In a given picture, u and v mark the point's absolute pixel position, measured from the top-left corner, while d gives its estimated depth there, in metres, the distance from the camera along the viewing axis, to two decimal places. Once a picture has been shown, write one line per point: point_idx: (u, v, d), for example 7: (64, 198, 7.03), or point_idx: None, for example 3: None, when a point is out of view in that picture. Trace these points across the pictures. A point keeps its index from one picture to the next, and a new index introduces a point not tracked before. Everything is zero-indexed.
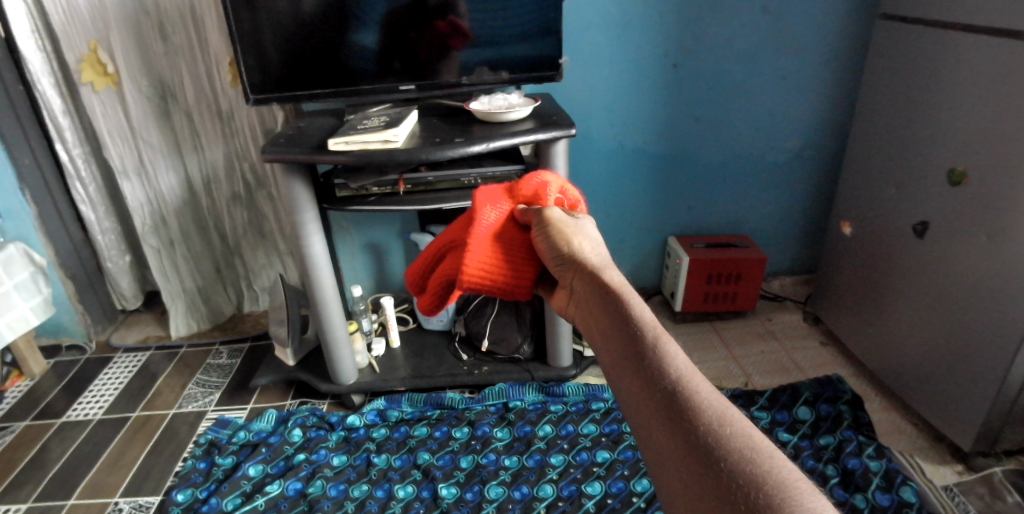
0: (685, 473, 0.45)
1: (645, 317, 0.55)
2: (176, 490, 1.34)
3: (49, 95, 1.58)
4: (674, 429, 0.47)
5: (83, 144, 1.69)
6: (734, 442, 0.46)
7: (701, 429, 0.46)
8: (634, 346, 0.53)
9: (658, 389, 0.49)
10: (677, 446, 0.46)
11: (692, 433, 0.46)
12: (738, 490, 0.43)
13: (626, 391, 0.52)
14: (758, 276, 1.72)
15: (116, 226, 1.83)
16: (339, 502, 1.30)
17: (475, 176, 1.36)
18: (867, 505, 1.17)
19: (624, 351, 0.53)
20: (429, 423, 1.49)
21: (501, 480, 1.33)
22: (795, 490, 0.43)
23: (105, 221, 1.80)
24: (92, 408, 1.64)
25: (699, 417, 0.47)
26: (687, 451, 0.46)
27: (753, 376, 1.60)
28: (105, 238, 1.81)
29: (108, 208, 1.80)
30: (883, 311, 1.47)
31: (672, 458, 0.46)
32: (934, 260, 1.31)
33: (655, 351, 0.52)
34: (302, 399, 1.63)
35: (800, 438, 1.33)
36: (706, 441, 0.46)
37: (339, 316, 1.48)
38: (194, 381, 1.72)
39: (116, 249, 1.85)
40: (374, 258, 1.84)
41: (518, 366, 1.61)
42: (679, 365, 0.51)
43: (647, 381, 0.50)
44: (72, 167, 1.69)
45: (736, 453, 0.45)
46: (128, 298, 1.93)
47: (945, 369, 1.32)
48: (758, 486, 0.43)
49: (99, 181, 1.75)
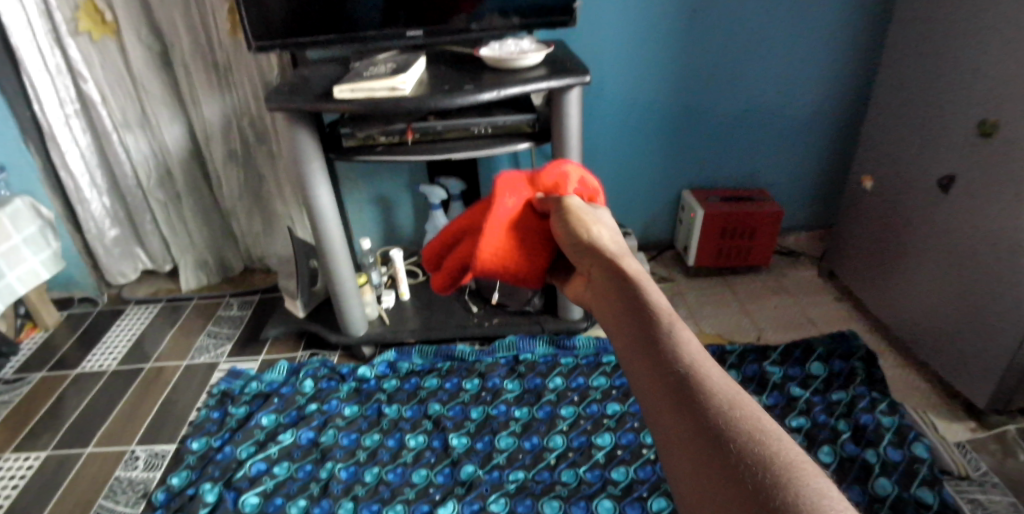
0: (691, 453, 0.44)
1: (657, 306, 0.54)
2: (190, 439, 1.37)
3: (26, 51, 1.51)
4: (683, 409, 0.46)
5: (71, 102, 1.61)
6: (739, 428, 0.44)
7: (706, 412, 0.46)
8: (645, 330, 0.52)
9: (668, 373, 0.49)
10: (685, 426, 0.45)
11: (702, 416, 0.45)
12: (745, 472, 0.42)
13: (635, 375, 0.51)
14: (774, 231, 1.69)
15: (110, 188, 1.76)
16: (351, 451, 1.33)
17: (484, 124, 1.32)
18: (877, 460, 1.16)
19: (634, 335, 0.53)
20: (439, 374, 1.50)
21: (510, 430, 1.34)
22: (801, 472, 0.42)
23: (103, 179, 1.74)
24: (106, 360, 1.66)
25: (709, 400, 0.46)
26: (694, 431, 0.45)
27: (765, 331, 1.59)
28: (95, 204, 1.75)
29: (103, 169, 1.73)
30: (903, 267, 1.44)
31: (678, 440, 0.46)
32: (957, 216, 1.28)
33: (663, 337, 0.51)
34: (314, 350, 1.64)
35: (812, 393, 1.31)
36: (716, 423, 0.45)
37: (348, 268, 1.47)
38: (205, 332, 1.74)
39: (114, 211, 1.79)
40: (382, 211, 1.82)
41: (528, 319, 1.60)
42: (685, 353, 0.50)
43: (658, 364, 0.49)
44: (68, 125, 1.63)
45: (743, 435, 0.44)
46: (116, 272, 1.88)
47: (963, 327, 1.30)
48: (765, 467, 0.42)
49: (91, 142, 1.68)
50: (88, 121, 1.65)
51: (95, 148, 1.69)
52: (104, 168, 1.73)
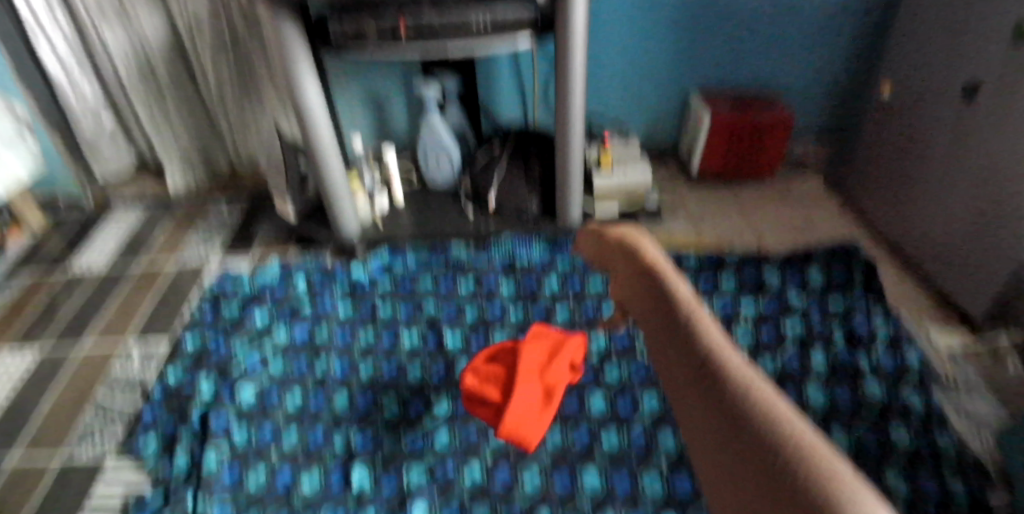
0: (711, 450, 0.36)
1: (677, 283, 0.44)
2: (186, 332, 1.39)
3: None
4: (698, 395, 0.38)
5: None
6: (778, 428, 0.33)
7: (738, 410, 0.35)
8: (664, 314, 0.43)
9: (677, 352, 0.40)
10: (701, 418, 0.37)
11: (716, 403, 0.36)
12: (785, 479, 0.31)
13: (663, 370, 0.42)
14: (785, 135, 1.63)
15: (90, 84, 1.65)
16: (345, 349, 1.34)
17: (482, 20, 1.21)
18: (870, 368, 1.18)
19: (656, 323, 0.43)
20: (434, 275, 1.49)
21: (506, 329, 1.36)
22: (831, 465, 0.30)
23: (81, 75, 1.63)
24: (97, 262, 1.64)
25: (723, 383, 0.37)
26: (708, 420, 0.36)
27: (766, 238, 1.57)
28: (76, 101, 1.66)
29: (81, 65, 1.61)
30: (917, 178, 1.40)
31: (700, 421, 0.37)
32: (977, 126, 1.23)
33: (685, 319, 0.41)
34: (305, 246, 1.61)
35: (810, 300, 1.31)
36: (731, 412, 0.35)
37: (340, 168, 1.42)
38: (195, 233, 1.70)
39: (96, 106, 1.69)
40: (374, 107, 1.73)
41: (524, 222, 1.58)
42: (713, 337, 0.39)
43: (668, 345, 0.41)
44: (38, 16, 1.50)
45: (760, 423, 0.34)
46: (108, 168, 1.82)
47: (967, 239, 1.29)
48: (784, 457, 0.32)
49: (67, 35, 1.55)
50: (62, 12, 1.52)
51: (71, 41, 1.57)
52: (83, 64, 1.62)
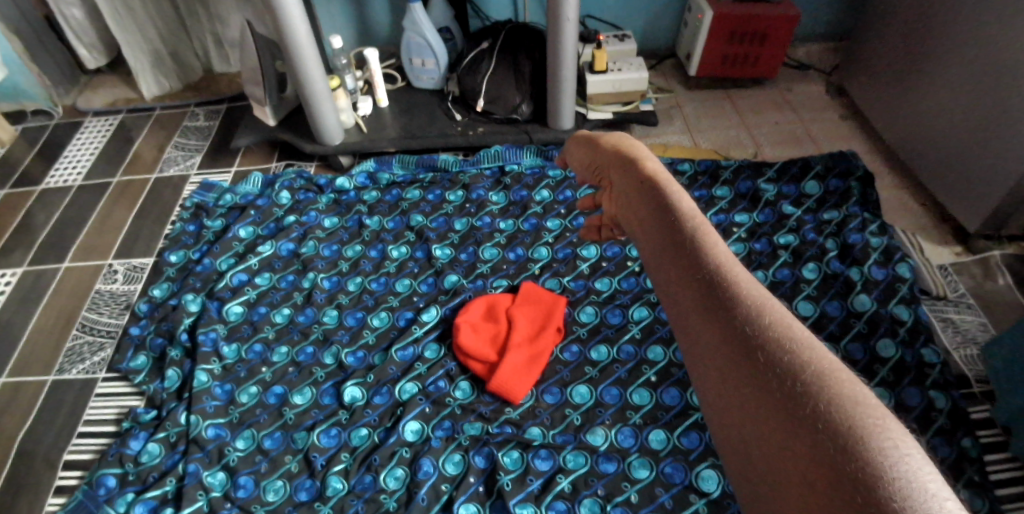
0: (731, 380, 0.41)
1: (704, 229, 0.48)
2: (167, 252, 1.34)
3: None
4: (717, 324, 0.43)
5: None
6: (808, 366, 0.39)
7: (768, 356, 0.40)
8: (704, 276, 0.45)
9: (696, 283, 0.45)
10: (720, 348, 0.42)
11: (739, 335, 0.41)
12: (837, 455, 0.35)
13: (675, 305, 0.46)
14: (786, 35, 1.57)
15: None
16: (332, 262, 1.31)
17: None
18: (860, 278, 1.21)
19: (691, 281, 0.45)
20: (421, 186, 1.45)
21: (495, 242, 1.33)
22: (853, 397, 0.36)
23: None
24: (70, 174, 1.56)
25: (746, 319, 0.42)
26: (728, 351, 0.41)
27: (764, 147, 1.57)
28: None
29: None
30: (920, 84, 1.39)
31: (719, 358, 0.42)
32: (986, 28, 1.21)
33: (720, 278, 0.44)
34: (289, 162, 1.55)
35: (804, 212, 1.34)
36: (754, 346, 0.41)
37: (318, 70, 1.32)
38: (172, 145, 1.61)
39: None
40: (355, 4, 1.60)
41: (515, 128, 1.53)
42: (740, 284, 0.44)
43: (689, 278, 0.45)
44: None
45: (786, 356, 0.39)
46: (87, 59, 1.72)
47: (964, 148, 1.30)
48: (814, 392, 0.37)
49: None
50: None
51: None
52: None
